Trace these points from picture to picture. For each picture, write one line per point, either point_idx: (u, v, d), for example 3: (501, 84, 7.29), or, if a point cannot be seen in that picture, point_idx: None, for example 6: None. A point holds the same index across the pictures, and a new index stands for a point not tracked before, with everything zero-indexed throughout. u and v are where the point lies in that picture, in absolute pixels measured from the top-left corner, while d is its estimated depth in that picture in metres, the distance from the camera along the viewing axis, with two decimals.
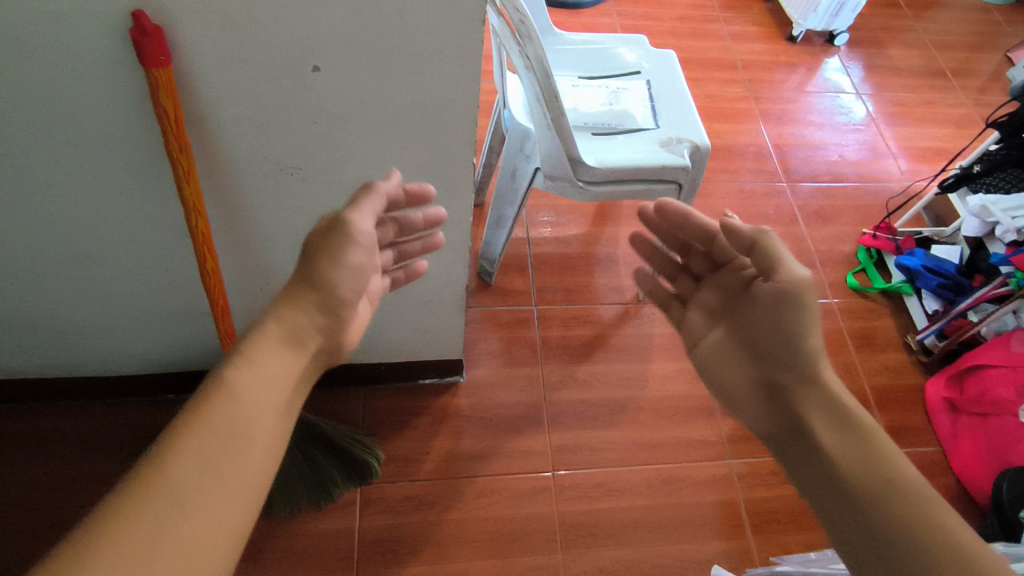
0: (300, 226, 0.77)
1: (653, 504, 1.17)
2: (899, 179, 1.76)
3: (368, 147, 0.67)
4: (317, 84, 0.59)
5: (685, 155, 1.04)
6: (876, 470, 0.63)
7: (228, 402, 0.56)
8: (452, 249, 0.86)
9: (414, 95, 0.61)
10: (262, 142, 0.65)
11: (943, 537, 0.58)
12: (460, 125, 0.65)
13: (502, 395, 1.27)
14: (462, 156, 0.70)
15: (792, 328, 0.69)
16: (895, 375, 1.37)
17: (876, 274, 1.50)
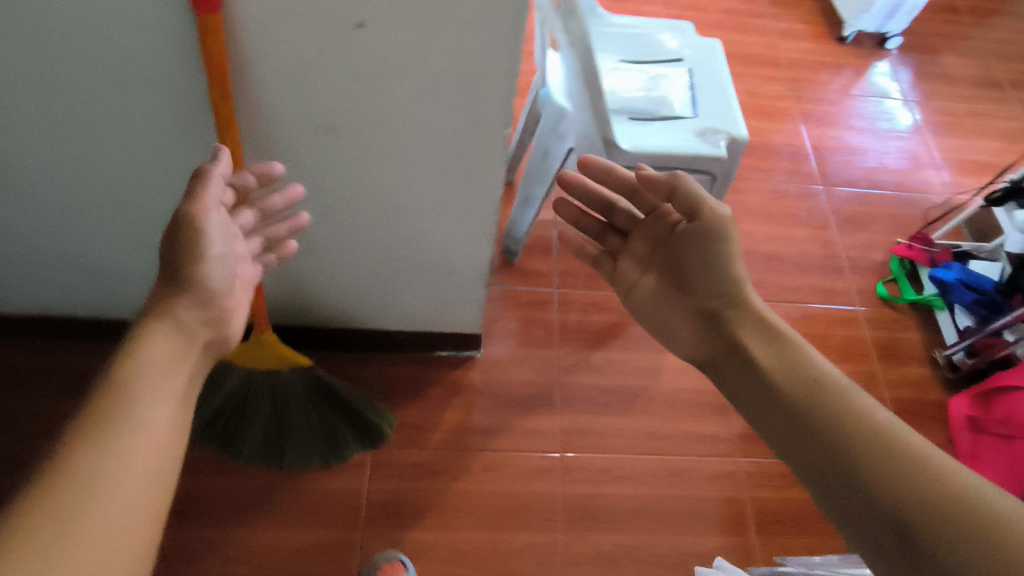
0: (330, 183, 0.78)
1: (657, 494, 1.17)
2: (939, 191, 1.71)
3: (403, 110, 0.67)
4: (360, 42, 0.60)
5: (721, 146, 1.03)
6: (804, 373, 0.67)
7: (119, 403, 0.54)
8: (478, 222, 0.86)
9: (454, 59, 0.61)
10: (301, 97, 0.66)
11: (873, 429, 0.60)
12: (496, 96, 0.65)
13: (515, 373, 1.28)
14: (497, 128, 0.70)
15: (719, 260, 0.73)
16: (917, 389, 1.35)
17: (907, 285, 1.47)
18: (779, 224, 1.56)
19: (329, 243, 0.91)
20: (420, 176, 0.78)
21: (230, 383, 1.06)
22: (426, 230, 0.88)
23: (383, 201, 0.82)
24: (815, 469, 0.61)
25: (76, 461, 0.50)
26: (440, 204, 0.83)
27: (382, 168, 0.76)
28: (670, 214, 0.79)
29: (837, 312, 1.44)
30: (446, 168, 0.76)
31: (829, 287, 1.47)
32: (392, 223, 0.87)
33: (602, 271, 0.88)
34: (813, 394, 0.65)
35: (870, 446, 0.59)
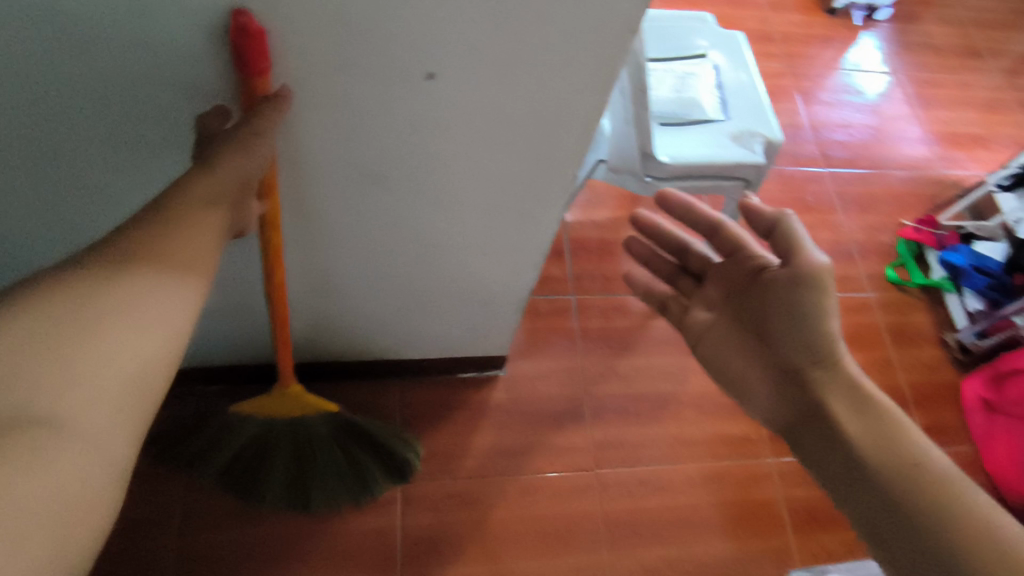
0: (369, 228, 0.72)
1: (695, 502, 1.17)
2: (933, 165, 1.72)
3: (467, 155, 0.62)
4: (427, 92, 0.54)
5: (758, 151, 0.99)
6: (903, 455, 0.62)
7: (94, 307, 0.48)
8: (525, 257, 0.81)
9: (532, 105, 0.56)
10: (356, 146, 0.59)
11: (961, 503, 0.58)
12: (571, 136, 0.60)
13: (541, 388, 1.23)
14: (565, 167, 0.65)
15: (811, 314, 0.66)
16: (932, 372, 1.37)
17: (915, 268, 1.48)
18: (787, 210, 1.54)
19: (360, 280, 0.84)
20: (473, 217, 0.72)
21: (245, 433, 0.97)
22: (468, 266, 0.82)
23: (426, 242, 0.76)
24: (906, 557, 0.59)
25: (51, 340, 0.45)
26: (488, 241, 0.77)
27: (430, 213, 0.70)
28: (753, 258, 0.73)
29: (851, 299, 1.44)
30: (500, 210, 0.71)
31: (842, 274, 1.47)
32: (430, 260, 0.80)
33: (669, 317, 0.83)
34: (901, 465, 0.61)
35: (978, 542, 0.56)
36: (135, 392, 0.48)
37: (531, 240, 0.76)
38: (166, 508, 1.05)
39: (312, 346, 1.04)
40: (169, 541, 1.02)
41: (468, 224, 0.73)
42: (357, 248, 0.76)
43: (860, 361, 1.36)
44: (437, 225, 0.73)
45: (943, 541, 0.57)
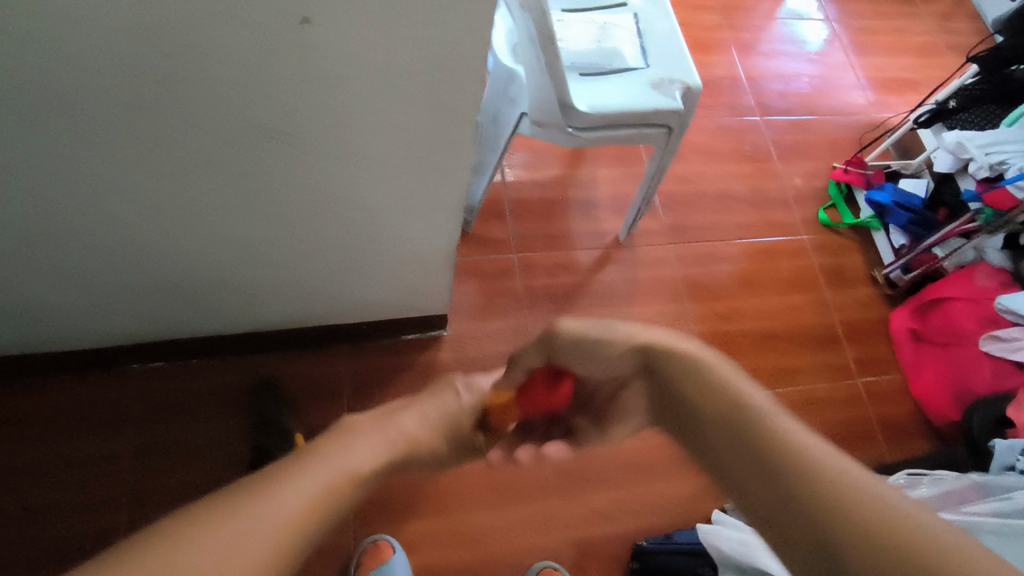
0: (281, 190, 0.74)
1: (641, 445, 1.22)
2: (866, 111, 1.76)
3: (366, 108, 0.63)
4: (308, 38, 0.55)
5: (677, 97, 1.00)
6: (760, 449, 0.43)
7: (297, 464, 0.42)
8: (446, 211, 0.82)
9: (418, 48, 0.57)
10: (249, 97, 0.61)
11: (837, 478, 0.39)
12: (464, 81, 0.62)
13: (488, 347, 1.26)
14: (466, 114, 0.67)
15: (587, 357, 0.56)
16: (863, 308, 1.44)
17: (846, 209, 1.53)
18: (726, 161, 1.57)
19: (287, 243, 0.86)
20: (389, 172, 0.73)
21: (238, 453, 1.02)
22: (392, 226, 0.84)
23: (345, 202, 0.78)
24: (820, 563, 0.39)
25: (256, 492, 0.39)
26: (406, 197, 0.78)
27: (340, 172, 0.72)
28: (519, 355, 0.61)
29: (787, 244, 1.49)
30: (413, 164, 0.73)
31: (778, 219, 1.52)
32: (351, 219, 0.82)
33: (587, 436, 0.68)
34: (755, 440, 0.43)
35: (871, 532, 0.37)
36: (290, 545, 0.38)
37: (448, 193, 0.78)
38: (114, 487, 1.06)
39: (247, 313, 1.05)
40: (120, 519, 1.04)
41: (381, 181, 0.75)
42: (274, 212, 0.78)
43: (796, 302, 1.42)
44: (351, 184, 0.75)
45: (839, 539, 0.37)
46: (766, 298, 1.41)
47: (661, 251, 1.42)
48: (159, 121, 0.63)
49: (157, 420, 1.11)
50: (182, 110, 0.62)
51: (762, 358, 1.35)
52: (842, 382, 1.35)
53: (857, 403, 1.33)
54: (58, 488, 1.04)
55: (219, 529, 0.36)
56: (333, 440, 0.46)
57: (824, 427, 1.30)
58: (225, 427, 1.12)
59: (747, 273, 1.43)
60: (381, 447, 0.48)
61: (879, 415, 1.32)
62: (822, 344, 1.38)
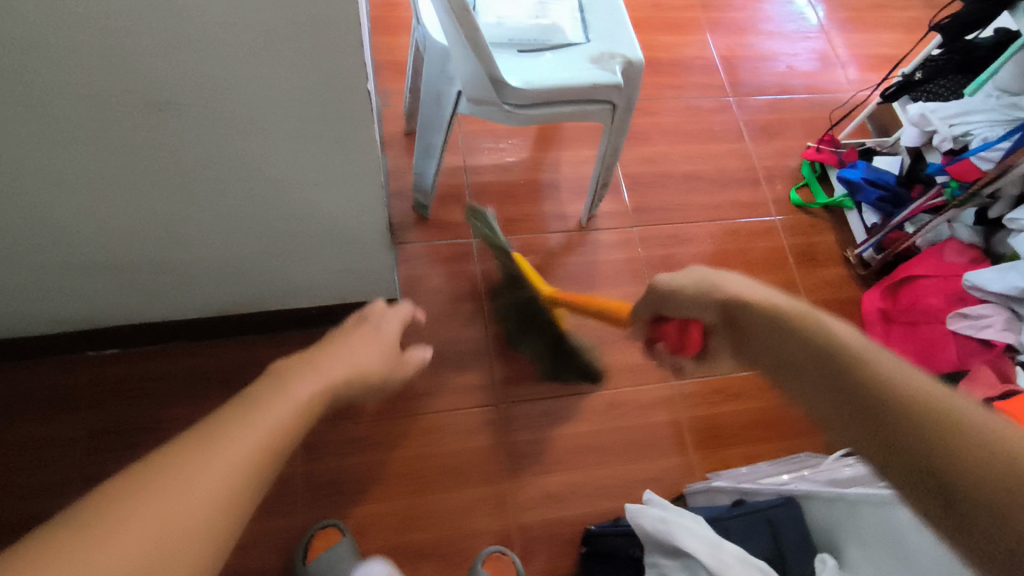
0: (187, 161, 0.75)
1: (599, 428, 1.20)
2: (847, 89, 1.71)
3: (250, 68, 0.63)
4: (168, 3, 0.54)
5: (618, 72, 0.98)
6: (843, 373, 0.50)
7: (243, 411, 0.46)
8: (362, 170, 0.83)
9: (286, 12, 0.57)
10: (128, 69, 0.60)
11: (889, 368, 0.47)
12: (344, 37, 0.61)
13: (445, 332, 1.25)
14: (355, 80, 0.68)
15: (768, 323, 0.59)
16: (834, 289, 1.41)
17: (819, 189, 1.50)
18: (695, 141, 1.54)
19: (211, 214, 0.86)
20: (294, 132, 0.74)
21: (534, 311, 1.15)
22: (311, 197, 0.86)
23: (258, 167, 0.78)
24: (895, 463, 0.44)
25: (198, 439, 0.42)
26: (318, 158, 0.79)
27: (243, 142, 0.74)
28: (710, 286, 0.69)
29: (757, 225, 1.46)
30: (314, 133, 0.74)
31: (748, 199, 1.49)
32: (270, 183, 0.82)
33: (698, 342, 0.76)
34: (837, 372, 0.50)
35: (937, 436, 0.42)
36: (252, 485, 0.43)
37: (357, 161, 0.80)
38: (67, 470, 1.07)
39: (185, 295, 1.05)
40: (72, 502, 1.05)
41: (286, 150, 0.76)
42: (189, 185, 0.79)
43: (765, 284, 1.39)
44: (257, 152, 0.76)
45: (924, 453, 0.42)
46: None
47: (625, 233, 1.40)
48: (41, 98, 0.62)
49: (111, 404, 1.12)
50: (59, 82, 0.60)
51: None
52: None
53: None
54: (12, 471, 1.06)
55: (185, 463, 0.40)
56: (271, 381, 0.51)
57: (794, 409, 1.27)
58: (177, 413, 1.13)
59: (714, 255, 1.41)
60: (320, 378, 0.55)
61: None
62: None
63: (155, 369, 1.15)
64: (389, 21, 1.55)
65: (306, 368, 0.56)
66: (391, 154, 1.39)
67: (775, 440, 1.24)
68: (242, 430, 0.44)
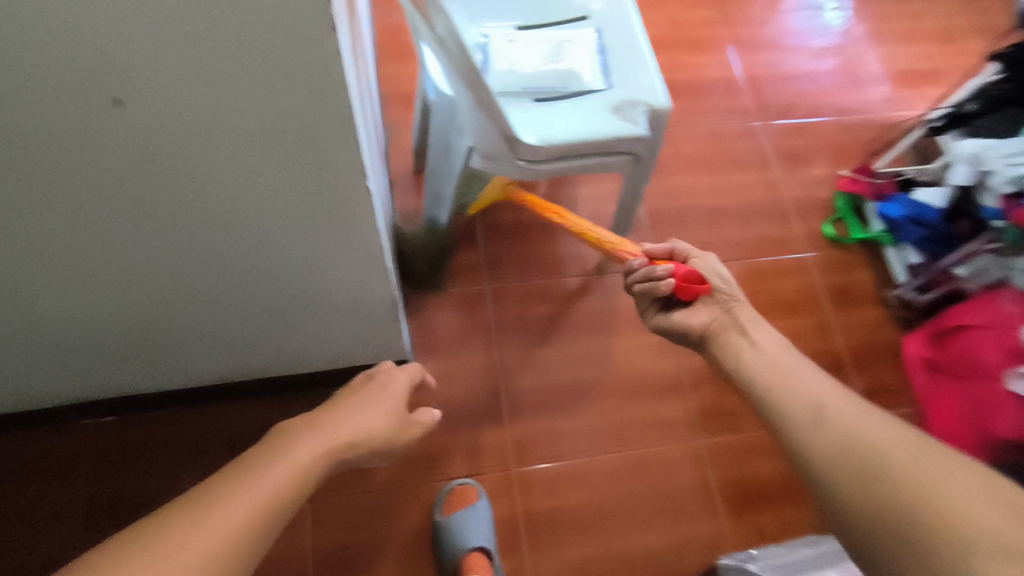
0: (175, 252, 0.68)
1: (622, 493, 1.13)
2: (880, 109, 1.61)
3: (228, 165, 0.55)
4: (130, 116, 0.48)
5: (641, 121, 0.90)
6: (861, 446, 0.56)
7: (224, 486, 0.52)
8: (365, 251, 0.75)
9: (266, 118, 0.50)
10: (93, 175, 0.54)
11: (975, 506, 0.47)
12: (333, 135, 0.53)
13: (456, 387, 1.17)
14: (352, 178, 0.60)
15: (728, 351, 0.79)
16: (870, 331, 1.32)
17: (854, 222, 1.41)
18: (719, 171, 1.45)
19: (199, 294, 0.79)
20: (286, 221, 0.66)
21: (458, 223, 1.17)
22: (315, 277, 0.79)
23: (245, 252, 0.71)
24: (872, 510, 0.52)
25: (165, 519, 0.48)
26: (310, 242, 0.71)
27: (235, 234, 0.67)
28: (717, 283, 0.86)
29: (786, 262, 1.37)
30: (313, 224, 0.67)
31: (776, 235, 1.40)
32: (259, 267, 0.74)
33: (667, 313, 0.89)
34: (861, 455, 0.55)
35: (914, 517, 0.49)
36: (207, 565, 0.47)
37: (364, 244, 0.72)
38: (62, 547, 1.01)
39: (186, 365, 0.98)
40: None
41: (283, 239, 0.69)
42: (181, 273, 0.73)
43: (795, 328, 1.31)
44: (251, 242, 0.69)
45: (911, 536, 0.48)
46: None
47: None
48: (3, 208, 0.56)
49: (108, 473, 1.06)
50: (21, 193, 0.54)
51: None
52: None
53: None
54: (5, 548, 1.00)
55: (169, 541, 0.47)
56: (272, 451, 0.58)
57: None
58: (177, 485, 1.06)
59: None
60: (319, 448, 0.61)
61: None
62: None
63: (155, 434, 1.09)
64: (392, 48, 1.47)
65: (294, 437, 0.61)
66: (395, 194, 1.32)
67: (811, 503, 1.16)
68: (228, 511, 0.50)
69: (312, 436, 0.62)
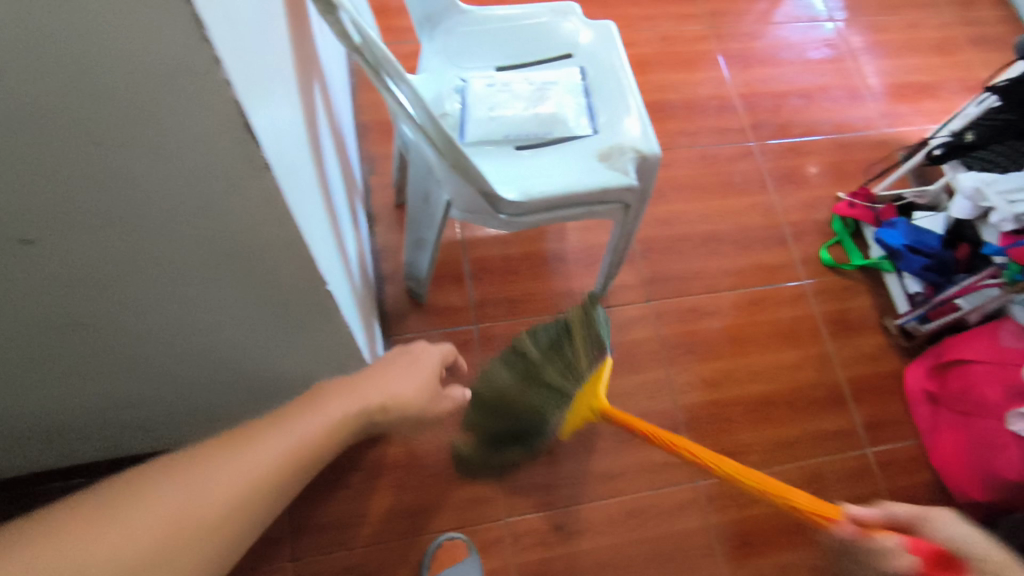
0: (126, 363, 0.65)
1: (618, 543, 1.09)
2: (878, 125, 1.56)
3: (162, 285, 0.52)
4: (42, 253, 0.44)
5: (630, 170, 0.85)
6: None
7: (214, 452, 0.49)
8: (331, 339, 0.70)
9: (194, 234, 0.46)
10: (19, 308, 0.51)
11: None
12: (275, 233, 0.48)
13: (443, 436, 1.13)
14: (302, 276, 0.55)
15: None
16: (872, 362, 1.28)
17: (852, 247, 1.37)
18: (713, 197, 1.41)
19: (160, 386, 0.73)
20: (240, 325, 0.62)
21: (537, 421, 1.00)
22: (280, 365, 0.74)
23: (203, 347, 0.65)
24: None
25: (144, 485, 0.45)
26: (270, 332, 0.66)
27: (186, 342, 0.63)
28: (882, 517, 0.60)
29: (783, 290, 1.33)
30: (269, 321, 0.63)
31: (773, 262, 1.35)
32: (220, 359, 0.69)
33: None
34: None
35: None
36: (175, 540, 0.44)
37: (326, 334, 0.68)
38: None
39: (158, 443, 0.94)
40: None
41: (239, 338, 0.65)
42: (135, 379, 0.69)
43: (794, 360, 1.27)
44: (205, 346, 0.65)
45: None
46: (760, 358, 1.26)
47: (639, 310, 1.27)
48: None
49: None
50: None
51: (754, 430, 1.20)
52: (849, 452, 1.20)
53: (866, 476, 1.18)
54: None
55: (176, 482, 0.46)
56: (302, 403, 0.57)
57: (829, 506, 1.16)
58: None
59: (738, 329, 1.28)
60: (327, 419, 0.55)
61: (892, 489, 1.18)
62: (825, 409, 1.23)
63: None
64: None
65: (308, 403, 0.57)
66: (379, 231, 1.27)
67: (811, 545, 1.12)
68: (253, 456, 0.49)
69: (328, 398, 0.58)
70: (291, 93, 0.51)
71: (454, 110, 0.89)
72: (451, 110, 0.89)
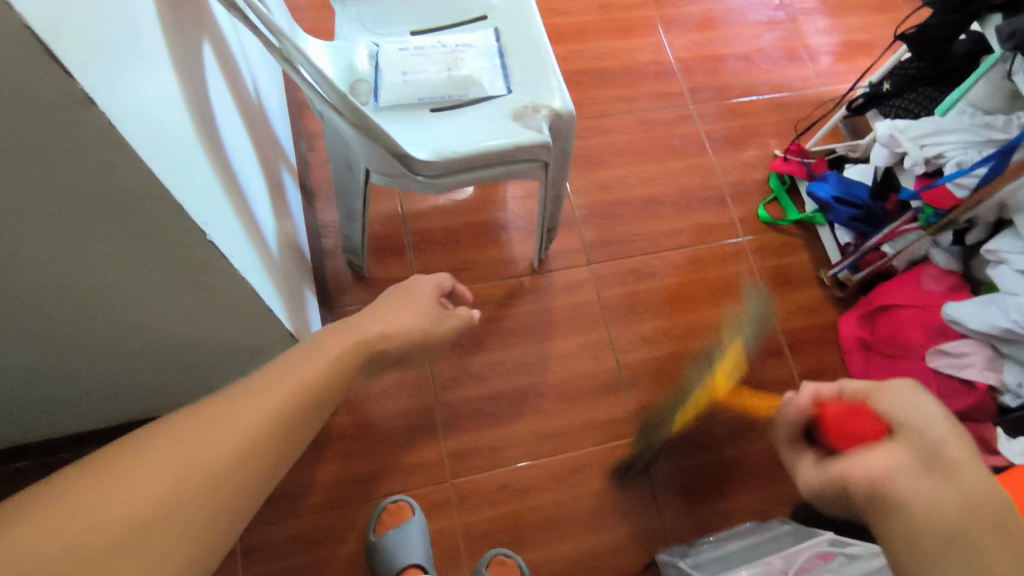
0: (28, 341, 0.64)
1: (563, 499, 1.12)
2: (815, 84, 1.59)
3: (44, 255, 0.51)
4: None
5: (544, 128, 0.86)
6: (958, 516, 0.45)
7: (197, 418, 0.40)
8: (247, 309, 0.70)
9: (60, 198, 0.45)
10: None
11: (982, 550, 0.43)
12: (149, 195, 0.47)
13: (387, 405, 1.15)
14: (194, 240, 0.54)
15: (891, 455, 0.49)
16: (809, 313, 1.31)
17: (789, 203, 1.40)
18: (653, 160, 1.42)
19: (79, 365, 0.73)
20: (142, 298, 0.61)
21: None
22: (199, 336, 0.73)
23: (114, 324, 0.65)
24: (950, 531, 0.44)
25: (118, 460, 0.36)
26: (181, 304, 0.65)
27: (88, 316, 0.62)
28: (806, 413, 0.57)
29: (722, 248, 1.36)
30: (173, 291, 0.62)
31: (712, 222, 1.38)
32: (133, 334, 0.68)
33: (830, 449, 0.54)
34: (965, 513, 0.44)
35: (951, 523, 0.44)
36: (176, 517, 0.36)
37: (238, 303, 0.67)
38: None
39: (93, 421, 0.93)
40: None
41: (146, 310, 0.64)
42: (44, 358, 0.68)
43: (733, 315, 1.30)
44: (112, 320, 0.64)
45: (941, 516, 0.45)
46: (700, 314, 1.29)
47: (581, 273, 1.29)
48: None
49: None
50: None
51: (696, 383, 1.23)
52: None
53: None
54: None
55: (160, 448, 0.37)
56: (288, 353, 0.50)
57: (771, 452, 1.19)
58: None
59: (678, 288, 1.30)
60: (318, 365, 0.49)
61: None
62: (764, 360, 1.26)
63: None
64: None
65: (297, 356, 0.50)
66: (319, 207, 1.28)
67: (752, 491, 1.16)
68: (212, 437, 0.39)
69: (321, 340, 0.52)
70: (159, 61, 0.52)
71: (367, 74, 0.89)
72: (364, 74, 0.89)
